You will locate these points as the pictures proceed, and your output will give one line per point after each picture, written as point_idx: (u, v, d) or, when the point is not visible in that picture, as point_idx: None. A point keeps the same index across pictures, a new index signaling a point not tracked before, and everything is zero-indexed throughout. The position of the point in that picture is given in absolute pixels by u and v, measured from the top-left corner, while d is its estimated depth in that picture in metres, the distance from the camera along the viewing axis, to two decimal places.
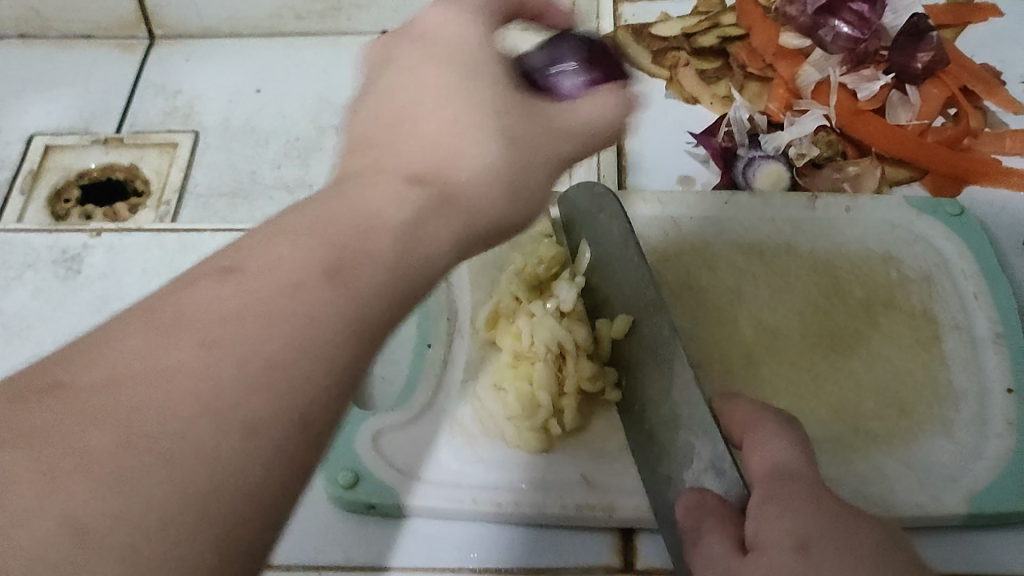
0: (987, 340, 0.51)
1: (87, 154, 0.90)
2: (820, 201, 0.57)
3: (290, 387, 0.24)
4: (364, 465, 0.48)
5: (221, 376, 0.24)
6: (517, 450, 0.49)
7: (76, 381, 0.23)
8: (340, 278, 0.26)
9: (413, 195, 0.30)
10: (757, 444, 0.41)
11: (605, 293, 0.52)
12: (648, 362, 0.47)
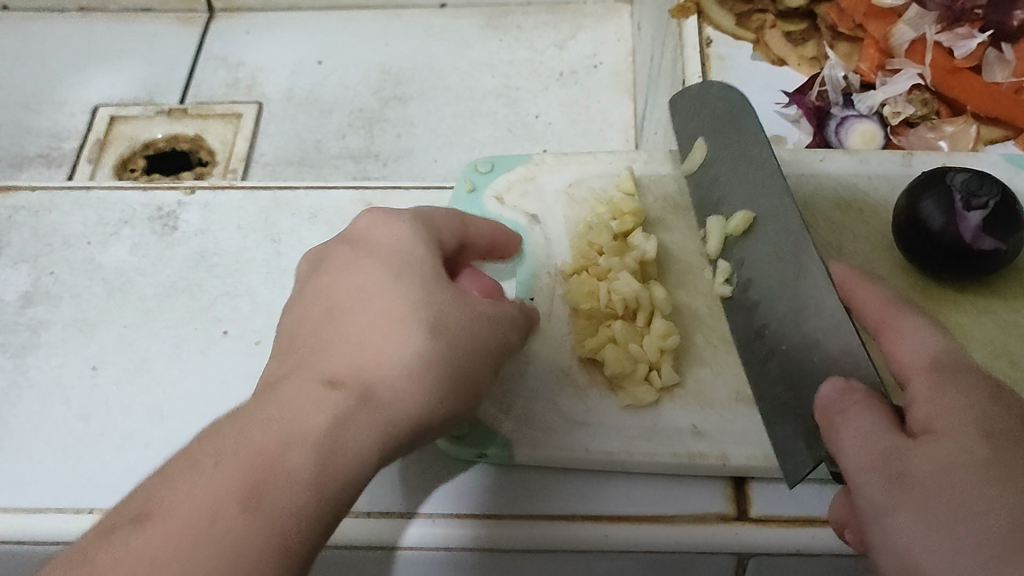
0: None
1: (153, 125, 0.91)
2: (916, 159, 0.57)
3: (234, 535, 0.32)
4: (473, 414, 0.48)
5: (214, 530, 0.32)
6: (628, 408, 0.48)
7: (159, 520, 0.32)
8: (253, 513, 0.33)
9: (335, 390, 0.37)
10: (896, 336, 0.39)
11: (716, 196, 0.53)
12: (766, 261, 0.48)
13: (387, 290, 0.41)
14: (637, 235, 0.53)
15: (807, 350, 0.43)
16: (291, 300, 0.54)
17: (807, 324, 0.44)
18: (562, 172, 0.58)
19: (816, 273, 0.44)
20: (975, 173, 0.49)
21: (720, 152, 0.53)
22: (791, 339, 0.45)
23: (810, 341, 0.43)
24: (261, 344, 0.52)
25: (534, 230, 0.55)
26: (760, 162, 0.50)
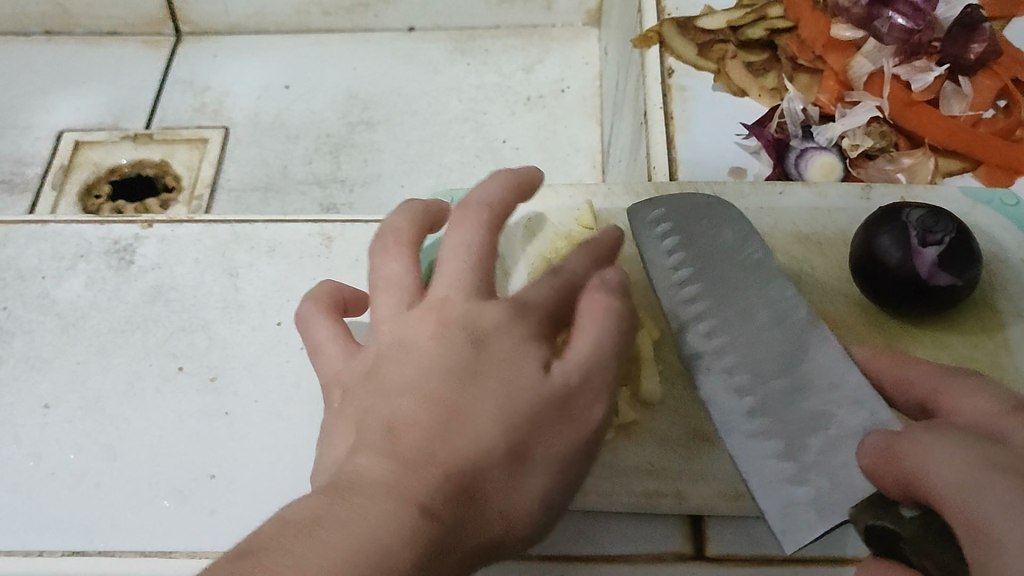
0: None
1: (118, 150, 0.90)
2: (874, 192, 0.57)
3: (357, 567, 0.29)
4: None
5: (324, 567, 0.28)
6: None
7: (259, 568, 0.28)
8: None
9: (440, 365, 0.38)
10: (955, 400, 0.36)
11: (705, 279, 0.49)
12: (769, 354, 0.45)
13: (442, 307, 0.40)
14: None
15: (811, 432, 0.42)
16: (247, 336, 0.54)
17: (813, 405, 0.42)
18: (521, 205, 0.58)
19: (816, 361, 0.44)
20: (931, 209, 0.49)
21: (704, 230, 0.50)
22: (790, 424, 0.42)
23: (821, 420, 0.42)
24: (216, 380, 0.52)
25: None
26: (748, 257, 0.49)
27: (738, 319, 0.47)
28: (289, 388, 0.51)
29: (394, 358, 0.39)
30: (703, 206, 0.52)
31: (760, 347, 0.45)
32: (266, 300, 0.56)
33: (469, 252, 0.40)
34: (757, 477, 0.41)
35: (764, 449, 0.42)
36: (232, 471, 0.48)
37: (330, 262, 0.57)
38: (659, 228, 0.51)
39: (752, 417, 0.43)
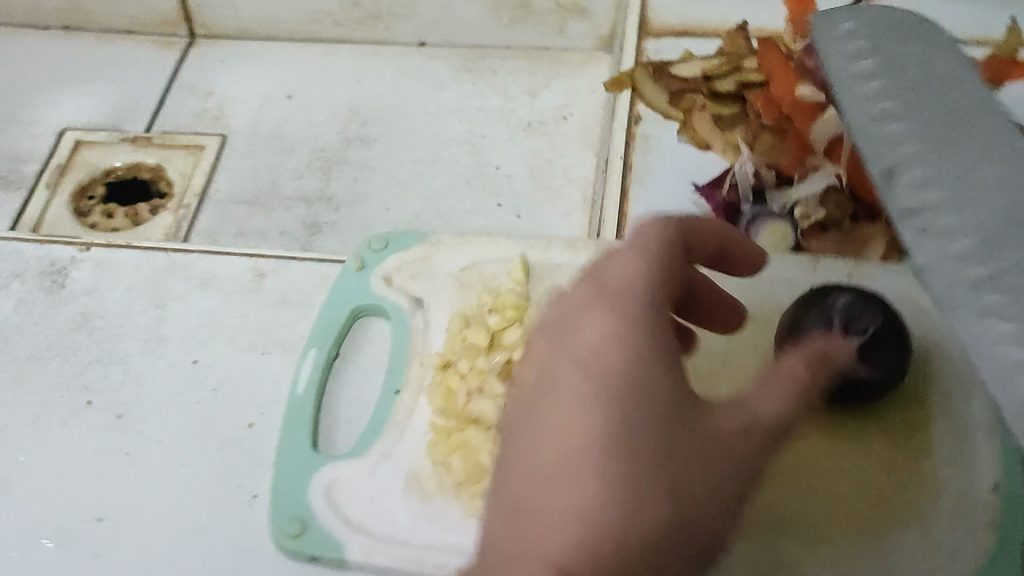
0: (980, 426, 0.47)
1: (115, 152, 0.91)
2: (822, 266, 0.54)
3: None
4: (313, 516, 0.47)
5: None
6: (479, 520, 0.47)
7: None
8: None
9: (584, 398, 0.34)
10: None
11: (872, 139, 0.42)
12: (949, 118, 0.39)
13: (592, 340, 0.35)
14: (510, 332, 0.51)
15: (980, 219, 0.35)
16: (163, 371, 0.53)
17: (1018, 191, 0.36)
18: (457, 252, 0.56)
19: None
20: (862, 295, 0.47)
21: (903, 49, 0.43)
22: (972, 198, 0.36)
23: (1010, 200, 0.35)
24: (122, 418, 0.51)
25: (414, 315, 0.54)
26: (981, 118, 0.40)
27: (911, 76, 0.41)
28: (194, 431, 0.51)
29: (531, 396, 0.35)
30: (908, 24, 0.44)
31: (932, 119, 0.39)
32: (191, 336, 0.54)
33: (614, 341, 0.35)
34: (970, 254, 0.35)
35: (959, 271, 0.35)
36: (121, 517, 0.48)
37: (258, 301, 0.56)
38: (847, 34, 0.45)
39: (912, 211, 0.37)
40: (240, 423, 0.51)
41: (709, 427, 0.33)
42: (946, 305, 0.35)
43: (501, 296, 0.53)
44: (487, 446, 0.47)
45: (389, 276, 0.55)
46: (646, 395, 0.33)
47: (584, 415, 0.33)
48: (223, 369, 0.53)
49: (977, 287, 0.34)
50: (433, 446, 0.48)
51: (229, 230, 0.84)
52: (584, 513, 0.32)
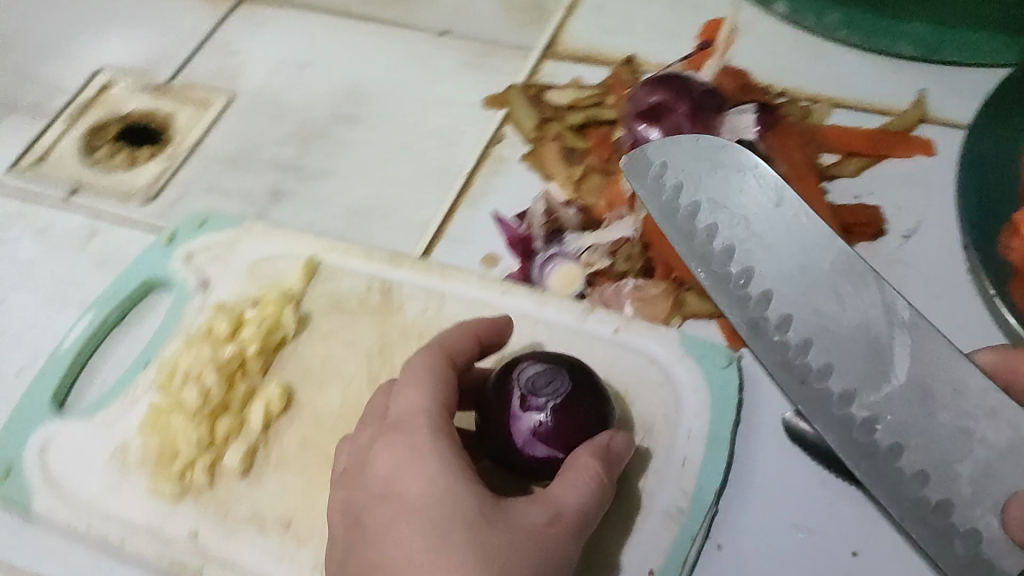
0: (670, 513, 0.48)
1: (134, 96, 0.97)
2: (591, 316, 0.54)
3: None
4: (20, 463, 0.51)
5: None
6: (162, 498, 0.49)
7: None
8: None
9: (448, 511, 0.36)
10: None
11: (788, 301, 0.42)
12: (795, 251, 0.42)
13: (417, 465, 0.38)
14: (250, 328, 0.53)
15: (878, 378, 0.39)
16: None
17: (875, 335, 0.39)
18: (260, 244, 0.57)
19: (892, 389, 0.38)
20: (552, 367, 0.45)
21: (725, 190, 0.44)
22: (844, 351, 0.40)
23: (883, 359, 0.39)
24: None
25: (194, 296, 0.56)
26: (819, 260, 0.41)
27: (703, 181, 0.45)
28: None
29: (374, 509, 0.38)
30: (694, 152, 0.45)
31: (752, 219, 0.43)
32: (4, 281, 0.59)
33: (423, 479, 0.38)
34: (862, 388, 0.39)
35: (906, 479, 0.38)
36: None
37: (78, 259, 0.59)
38: (672, 187, 0.46)
39: (784, 332, 0.42)
40: (10, 368, 0.55)
41: (506, 542, 0.35)
42: (818, 380, 0.41)
43: (269, 293, 0.55)
44: (182, 431, 0.49)
45: (190, 256, 0.57)
46: (462, 519, 0.36)
47: (411, 536, 0.36)
48: (18, 315, 0.57)
49: (856, 402, 0.39)
50: (144, 423, 0.51)
51: (200, 185, 0.89)
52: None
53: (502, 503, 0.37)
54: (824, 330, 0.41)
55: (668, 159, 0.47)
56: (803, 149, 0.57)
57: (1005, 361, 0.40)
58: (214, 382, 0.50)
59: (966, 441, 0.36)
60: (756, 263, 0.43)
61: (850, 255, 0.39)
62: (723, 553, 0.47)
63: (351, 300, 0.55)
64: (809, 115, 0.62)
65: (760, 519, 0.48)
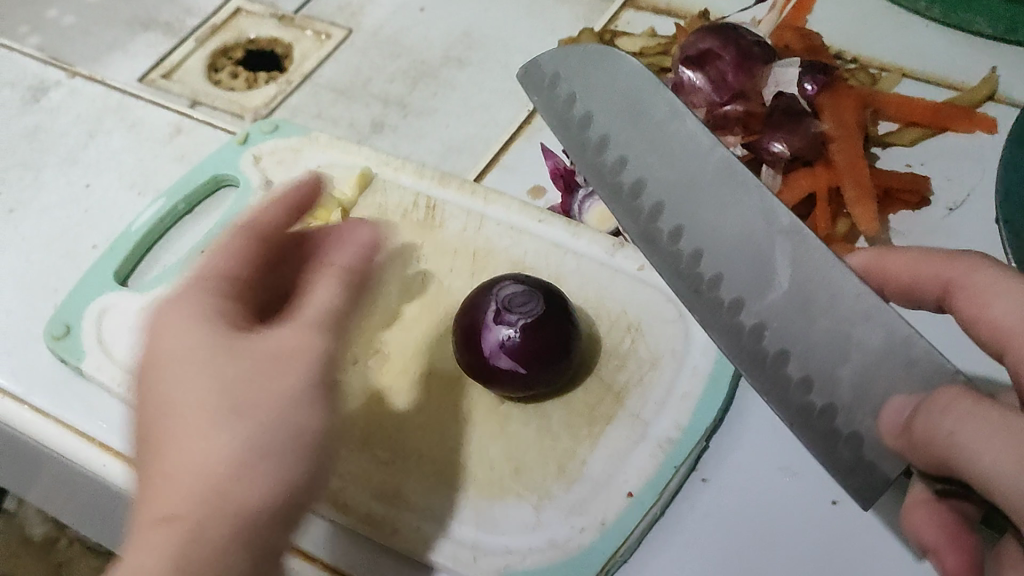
0: (655, 439, 0.48)
1: (264, 25, 0.90)
2: (620, 251, 0.55)
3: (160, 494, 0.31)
4: (77, 323, 0.55)
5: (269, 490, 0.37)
6: None
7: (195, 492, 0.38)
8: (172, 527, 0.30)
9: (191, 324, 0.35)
10: (975, 296, 0.35)
11: (693, 187, 0.44)
12: (684, 151, 0.45)
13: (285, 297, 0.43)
14: (297, 227, 0.56)
15: (762, 284, 0.41)
16: (58, 186, 0.64)
17: (760, 244, 0.42)
18: (323, 154, 0.62)
19: (773, 294, 0.41)
20: (533, 290, 0.49)
21: (613, 98, 0.48)
22: (734, 259, 0.43)
23: (766, 265, 0.41)
24: (11, 213, 0.62)
25: (256, 192, 0.60)
26: (704, 159, 0.44)
27: (607, 100, 0.48)
28: (51, 237, 0.61)
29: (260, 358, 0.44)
30: (588, 62, 0.50)
31: (652, 135, 0.46)
32: (95, 165, 0.65)
33: (172, 317, 0.35)
34: (750, 297, 0.42)
35: (790, 380, 0.40)
36: None
37: (161, 150, 0.65)
38: (564, 99, 0.51)
39: (676, 242, 0.45)
40: (85, 243, 0.60)
41: (249, 367, 0.34)
42: (710, 290, 0.43)
43: (321, 198, 0.58)
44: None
45: (259, 156, 0.62)
46: (203, 351, 0.34)
47: (172, 375, 0.34)
48: (101, 196, 0.63)
49: (745, 310, 0.42)
50: None
51: (310, 110, 0.81)
52: (214, 451, 0.31)
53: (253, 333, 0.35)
54: (711, 241, 0.44)
55: (560, 71, 0.51)
56: (858, 112, 0.56)
57: (873, 261, 0.40)
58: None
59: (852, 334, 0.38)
60: (646, 173, 0.46)
61: (731, 160, 0.43)
62: (706, 487, 0.48)
63: (395, 212, 0.59)
64: (877, 82, 0.61)
65: (747, 461, 0.48)
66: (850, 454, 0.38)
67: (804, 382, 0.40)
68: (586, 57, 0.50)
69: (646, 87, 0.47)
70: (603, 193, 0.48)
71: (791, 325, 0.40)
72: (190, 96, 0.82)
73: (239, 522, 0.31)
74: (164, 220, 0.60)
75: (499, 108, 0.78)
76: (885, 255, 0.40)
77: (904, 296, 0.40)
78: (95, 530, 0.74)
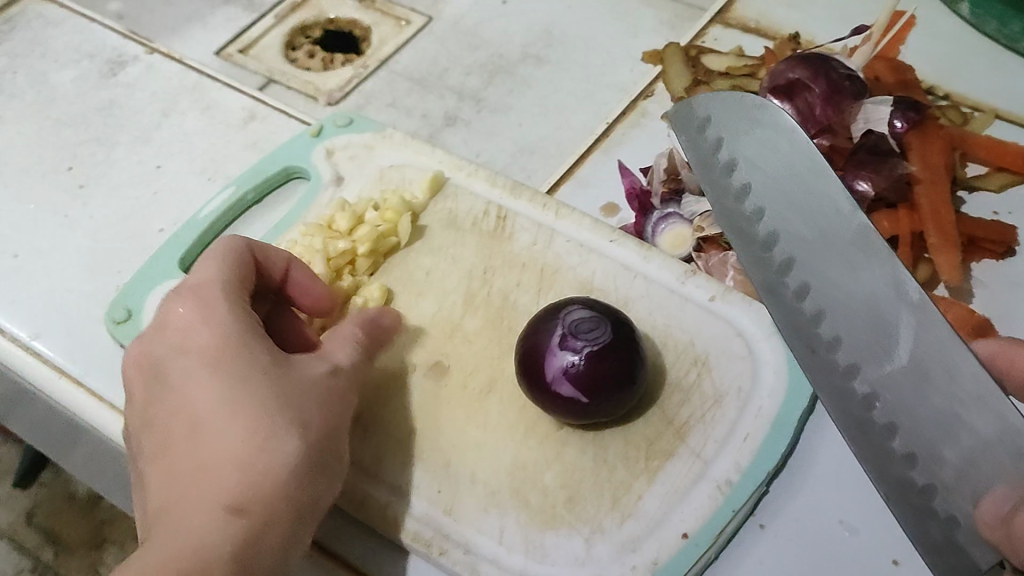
0: (715, 480, 0.47)
1: (343, 6, 0.90)
2: (692, 279, 0.54)
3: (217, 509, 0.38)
4: (140, 310, 0.55)
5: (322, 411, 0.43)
6: None
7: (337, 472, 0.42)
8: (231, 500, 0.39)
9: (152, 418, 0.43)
10: None
11: (828, 254, 0.42)
12: (817, 213, 0.42)
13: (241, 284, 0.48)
14: (365, 228, 0.55)
15: (881, 355, 0.40)
16: (129, 165, 0.64)
17: (883, 312, 0.40)
18: (397, 153, 0.61)
19: (890, 366, 0.40)
20: (598, 316, 0.48)
21: (760, 154, 0.45)
22: (855, 326, 0.41)
23: (888, 338, 0.39)
24: (81, 188, 0.62)
25: (326, 188, 0.60)
26: (844, 223, 0.41)
27: (750, 151, 0.46)
28: (120, 217, 0.61)
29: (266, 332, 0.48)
30: (736, 111, 0.46)
31: (797, 193, 0.43)
32: (168, 146, 0.64)
33: (215, 333, 0.44)
34: (866, 365, 0.41)
35: (896, 450, 0.39)
36: (29, 256, 0.59)
37: (235, 136, 0.65)
38: (711, 142, 0.48)
39: (801, 300, 0.44)
40: (152, 226, 0.60)
41: (144, 406, 0.43)
42: (825, 352, 0.42)
43: (391, 200, 0.58)
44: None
45: (332, 151, 0.62)
46: (235, 376, 0.42)
47: (207, 390, 0.42)
48: (171, 178, 0.62)
49: (859, 377, 0.41)
50: None
51: (384, 98, 0.80)
52: (265, 458, 0.39)
53: (286, 361, 0.44)
54: (833, 305, 0.42)
55: (710, 113, 0.48)
56: (947, 155, 0.54)
57: (1001, 352, 0.40)
58: (321, 272, 0.53)
59: (959, 415, 0.37)
60: (782, 228, 0.44)
61: (869, 230, 0.40)
62: (763, 533, 0.46)
63: (465, 220, 0.58)
64: (968, 122, 0.60)
65: (806, 510, 0.47)
66: (945, 536, 0.38)
67: (909, 456, 0.39)
68: (729, 99, 0.46)
69: (801, 155, 0.43)
70: (739, 246, 0.46)
71: (901, 394, 0.39)
72: (266, 75, 0.82)
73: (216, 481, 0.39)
74: (232, 210, 0.59)
75: (574, 112, 0.77)
76: (1014, 349, 0.40)
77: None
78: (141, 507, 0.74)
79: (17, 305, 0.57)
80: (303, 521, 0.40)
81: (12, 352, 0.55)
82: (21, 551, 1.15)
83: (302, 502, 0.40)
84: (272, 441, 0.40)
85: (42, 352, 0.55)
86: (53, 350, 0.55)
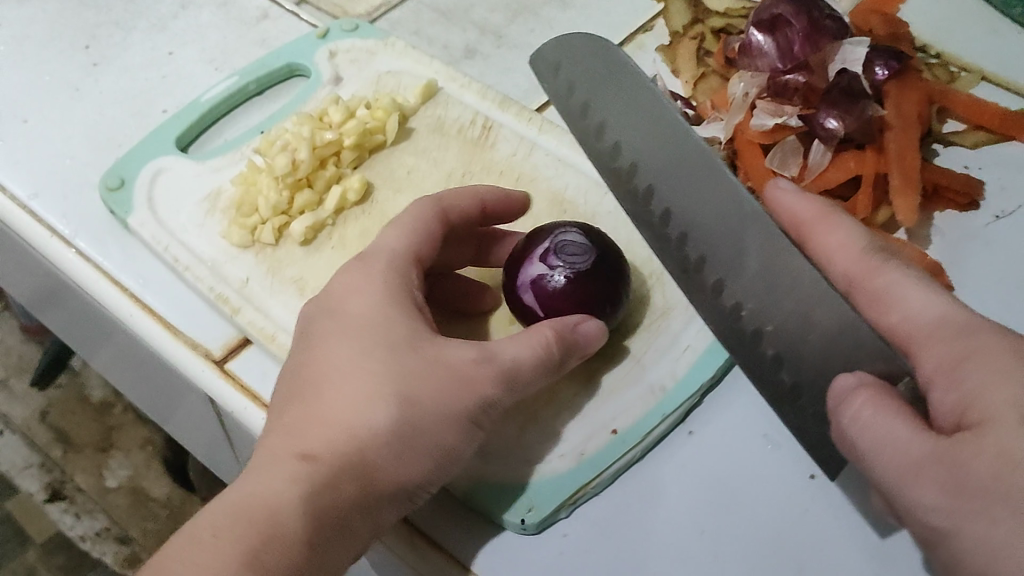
0: (651, 385, 0.50)
1: None
2: None
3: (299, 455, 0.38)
4: (132, 179, 0.58)
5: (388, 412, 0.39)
6: (239, 245, 0.55)
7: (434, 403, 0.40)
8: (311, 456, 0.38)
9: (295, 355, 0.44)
10: (885, 300, 0.39)
11: (673, 175, 0.48)
12: (661, 146, 0.49)
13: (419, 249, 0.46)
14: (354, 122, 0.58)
15: (738, 263, 0.45)
16: (143, 50, 0.66)
17: (735, 222, 0.45)
18: (396, 59, 0.64)
19: (749, 273, 0.44)
20: (586, 234, 0.49)
21: (621, 99, 0.51)
22: (715, 243, 0.46)
23: (740, 246, 0.45)
24: (93, 67, 0.65)
25: (324, 86, 0.62)
26: (682, 142, 0.47)
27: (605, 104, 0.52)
28: (127, 95, 0.63)
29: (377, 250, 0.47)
30: (601, 67, 0.53)
31: (640, 124, 0.50)
32: (181, 36, 0.67)
33: (365, 302, 0.43)
34: (731, 279, 0.45)
35: (767, 360, 0.44)
36: (37, 122, 0.62)
37: (247, 32, 0.67)
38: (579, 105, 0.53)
39: (684, 247, 0.47)
40: (156, 107, 0.63)
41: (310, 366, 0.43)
42: (695, 271, 0.46)
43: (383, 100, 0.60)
44: (265, 192, 0.55)
45: (334, 53, 0.64)
46: (388, 347, 0.41)
47: (340, 348, 0.42)
48: (178, 65, 0.65)
49: (725, 292, 0.45)
50: (239, 176, 0.57)
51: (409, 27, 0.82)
52: (365, 419, 0.39)
53: (434, 337, 0.42)
54: (684, 211, 0.47)
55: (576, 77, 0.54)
56: (921, 106, 0.56)
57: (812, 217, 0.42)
58: (305, 158, 0.55)
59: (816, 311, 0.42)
60: (643, 163, 0.50)
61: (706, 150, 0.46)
62: (690, 439, 0.48)
63: (452, 126, 0.60)
64: (954, 81, 0.61)
65: (736, 422, 0.49)
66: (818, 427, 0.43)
67: (777, 357, 0.44)
68: (593, 46, 0.53)
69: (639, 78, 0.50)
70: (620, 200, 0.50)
71: (758, 297, 0.44)
72: None
73: (320, 433, 0.39)
74: (230, 97, 0.62)
75: None
76: (823, 218, 0.42)
77: (819, 254, 0.42)
78: (147, 396, 0.77)
79: (19, 165, 0.60)
80: (371, 507, 0.39)
81: (8, 208, 0.58)
82: (31, 446, 1.18)
83: (382, 478, 0.39)
84: (367, 404, 0.39)
85: (39, 213, 0.57)
86: (45, 209, 0.58)
